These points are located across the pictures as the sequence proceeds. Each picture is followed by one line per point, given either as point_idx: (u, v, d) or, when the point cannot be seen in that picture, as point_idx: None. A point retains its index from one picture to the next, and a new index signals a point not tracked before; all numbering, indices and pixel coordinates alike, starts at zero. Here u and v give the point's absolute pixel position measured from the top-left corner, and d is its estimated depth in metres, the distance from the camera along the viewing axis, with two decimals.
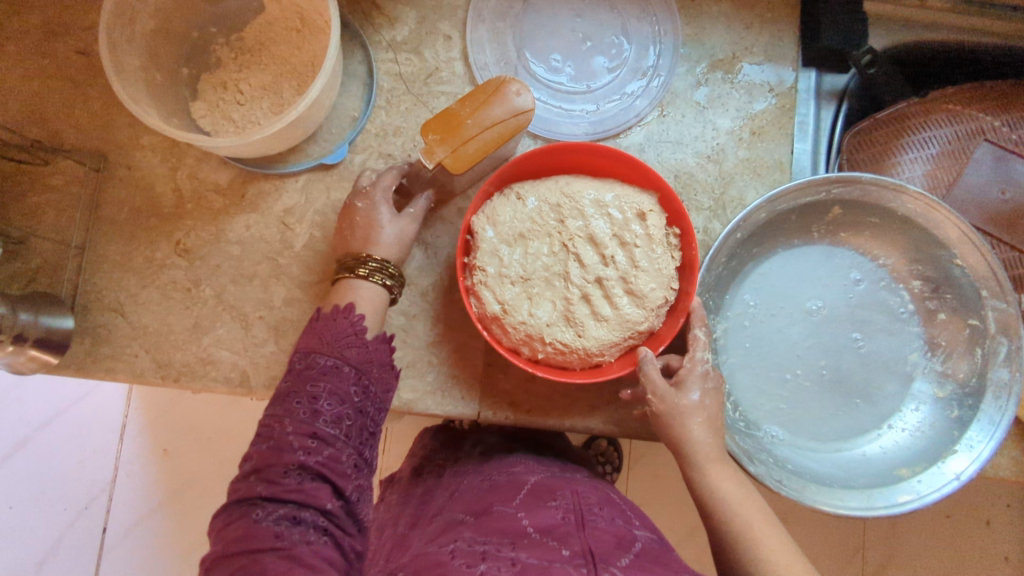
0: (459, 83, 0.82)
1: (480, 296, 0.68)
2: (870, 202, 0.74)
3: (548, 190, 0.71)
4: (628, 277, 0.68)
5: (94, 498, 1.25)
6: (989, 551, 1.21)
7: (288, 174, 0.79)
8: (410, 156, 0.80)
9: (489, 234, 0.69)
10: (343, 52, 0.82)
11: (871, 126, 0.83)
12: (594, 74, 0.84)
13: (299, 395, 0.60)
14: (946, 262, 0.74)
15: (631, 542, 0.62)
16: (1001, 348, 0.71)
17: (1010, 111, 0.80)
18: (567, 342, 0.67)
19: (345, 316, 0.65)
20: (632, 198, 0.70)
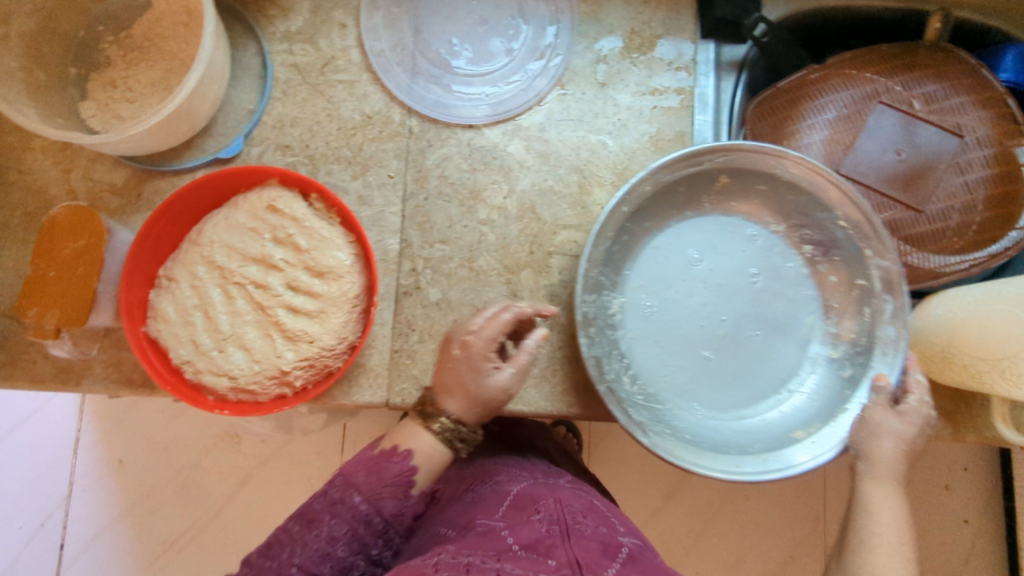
0: (355, 71, 0.81)
1: (211, 380, 0.71)
2: (757, 168, 0.75)
3: (188, 258, 0.73)
4: (293, 278, 0.72)
5: (49, 515, 1.24)
6: (949, 511, 1.22)
7: (183, 170, 0.78)
8: (307, 147, 0.80)
9: (171, 321, 0.71)
10: (237, 45, 0.81)
11: (771, 95, 0.82)
12: (492, 56, 0.84)
13: (297, 529, 0.69)
14: (830, 224, 0.76)
15: (617, 548, 0.65)
16: (887, 307, 0.72)
17: (907, 72, 0.81)
18: (309, 354, 0.71)
19: (386, 459, 0.71)
20: (257, 201, 0.73)
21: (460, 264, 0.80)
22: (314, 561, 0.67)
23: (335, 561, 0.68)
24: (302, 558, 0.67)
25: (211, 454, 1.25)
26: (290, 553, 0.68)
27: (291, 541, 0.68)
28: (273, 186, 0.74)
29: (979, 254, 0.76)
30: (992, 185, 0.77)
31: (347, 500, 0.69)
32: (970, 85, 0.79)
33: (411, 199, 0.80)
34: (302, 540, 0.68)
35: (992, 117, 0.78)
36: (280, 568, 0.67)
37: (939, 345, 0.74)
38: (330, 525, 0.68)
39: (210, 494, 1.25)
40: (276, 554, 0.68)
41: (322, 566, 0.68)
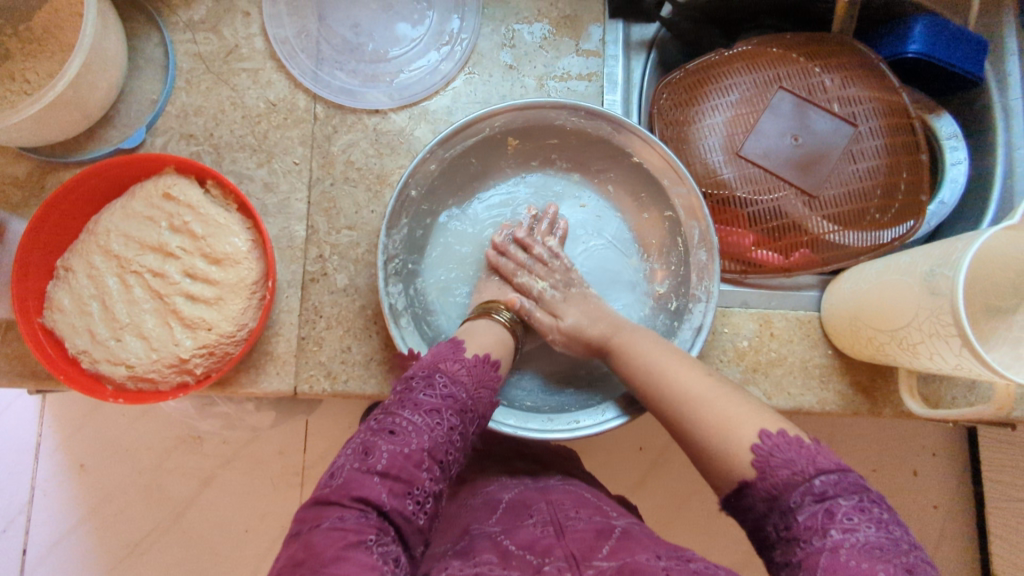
0: (260, 59, 0.81)
1: (106, 370, 0.70)
2: (540, 125, 0.80)
3: (84, 249, 0.72)
4: (190, 265, 0.72)
5: (11, 520, 1.14)
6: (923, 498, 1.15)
7: (86, 161, 0.78)
8: (212, 136, 0.80)
9: (65, 311, 0.71)
10: (140, 35, 0.80)
11: (681, 77, 0.85)
12: (397, 41, 0.85)
13: (417, 418, 0.58)
14: (636, 163, 0.80)
15: (610, 529, 0.61)
16: (695, 230, 0.77)
17: (808, 60, 0.84)
18: (207, 342, 0.70)
19: (474, 362, 0.66)
20: (152, 188, 0.73)
21: (367, 249, 0.79)
22: (424, 460, 0.57)
23: (453, 448, 0.60)
24: (432, 442, 0.58)
25: (174, 456, 1.15)
26: (418, 438, 0.57)
27: (410, 428, 0.58)
28: (170, 173, 0.73)
29: (862, 242, 0.81)
30: (880, 176, 0.81)
31: (454, 393, 0.62)
32: (867, 79, 0.82)
33: (317, 185, 0.80)
34: (404, 438, 0.57)
35: (885, 110, 0.82)
36: (411, 454, 0.56)
37: (846, 318, 0.75)
38: (451, 413, 0.60)
39: (173, 497, 1.15)
40: (384, 448, 0.56)
41: (446, 452, 0.59)
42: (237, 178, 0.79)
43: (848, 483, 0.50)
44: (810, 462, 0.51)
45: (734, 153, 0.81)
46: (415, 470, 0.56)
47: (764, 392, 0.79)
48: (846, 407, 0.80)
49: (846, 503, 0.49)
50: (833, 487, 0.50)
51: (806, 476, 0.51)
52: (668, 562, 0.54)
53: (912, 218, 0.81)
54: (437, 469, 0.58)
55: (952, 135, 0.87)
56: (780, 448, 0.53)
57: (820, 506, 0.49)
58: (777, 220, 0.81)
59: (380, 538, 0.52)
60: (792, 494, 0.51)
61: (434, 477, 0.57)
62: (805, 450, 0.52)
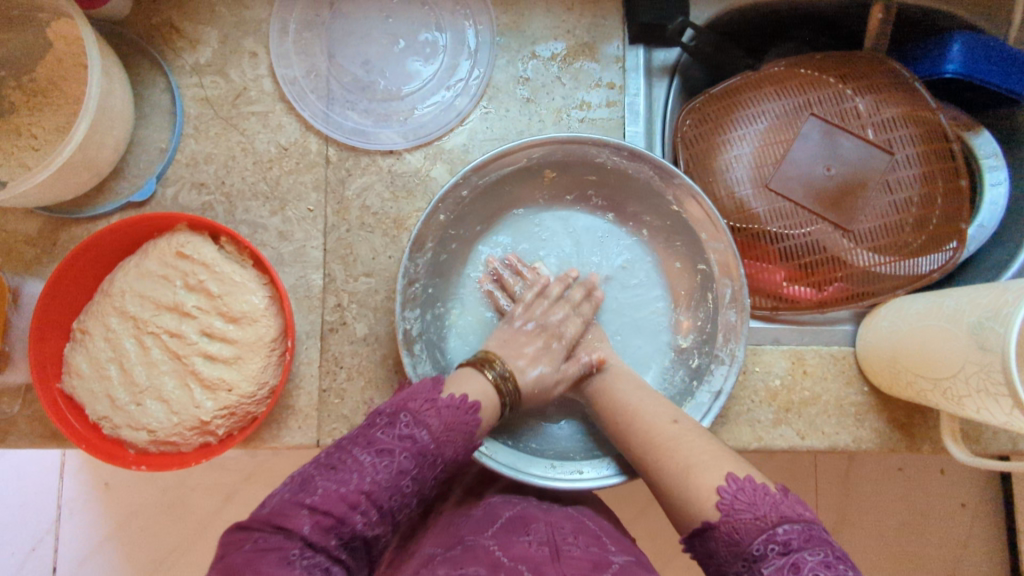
0: (269, 101, 0.78)
1: (126, 436, 0.69)
2: (578, 159, 0.76)
3: (100, 310, 0.71)
4: (208, 324, 0.70)
5: (40, 539, 1.14)
6: (947, 505, 1.14)
7: (98, 216, 0.76)
8: (223, 184, 0.77)
9: (84, 378, 0.70)
10: (145, 80, 0.78)
11: (706, 103, 0.81)
12: (409, 76, 0.82)
13: (365, 458, 0.55)
14: (672, 209, 0.77)
15: (609, 564, 0.58)
16: (727, 290, 0.74)
17: (841, 82, 0.80)
18: (228, 403, 0.69)
19: (451, 404, 0.60)
20: (166, 246, 0.71)
21: (386, 296, 0.77)
22: (361, 502, 0.53)
23: (399, 494, 0.56)
24: (372, 484, 0.54)
25: (197, 472, 1.14)
26: (358, 479, 0.54)
27: (353, 468, 0.54)
28: (184, 231, 0.71)
29: (900, 274, 0.78)
30: (918, 205, 0.77)
31: (416, 436, 0.57)
32: (903, 101, 0.78)
33: (332, 232, 0.78)
34: (344, 477, 0.53)
35: (922, 135, 0.78)
36: (348, 492, 0.53)
37: (885, 359, 0.72)
38: (403, 457, 0.56)
39: (197, 516, 1.14)
40: (320, 484, 0.53)
41: (389, 497, 0.55)
42: (251, 227, 0.77)
43: (813, 535, 0.48)
44: (773, 509, 0.50)
45: (764, 185, 0.78)
46: (347, 510, 0.52)
47: (798, 431, 0.77)
48: (884, 445, 0.77)
49: (812, 558, 0.47)
50: (797, 538, 0.48)
51: (769, 523, 0.49)
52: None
53: (951, 244, 0.78)
54: (375, 513, 0.54)
55: (991, 154, 0.84)
56: (745, 493, 0.52)
57: (785, 559, 0.47)
58: (811, 255, 0.77)
59: (307, 554, 0.49)
60: (755, 540, 0.49)
61: (368, 521, 0.54)
62: (769, 497, 0.51)
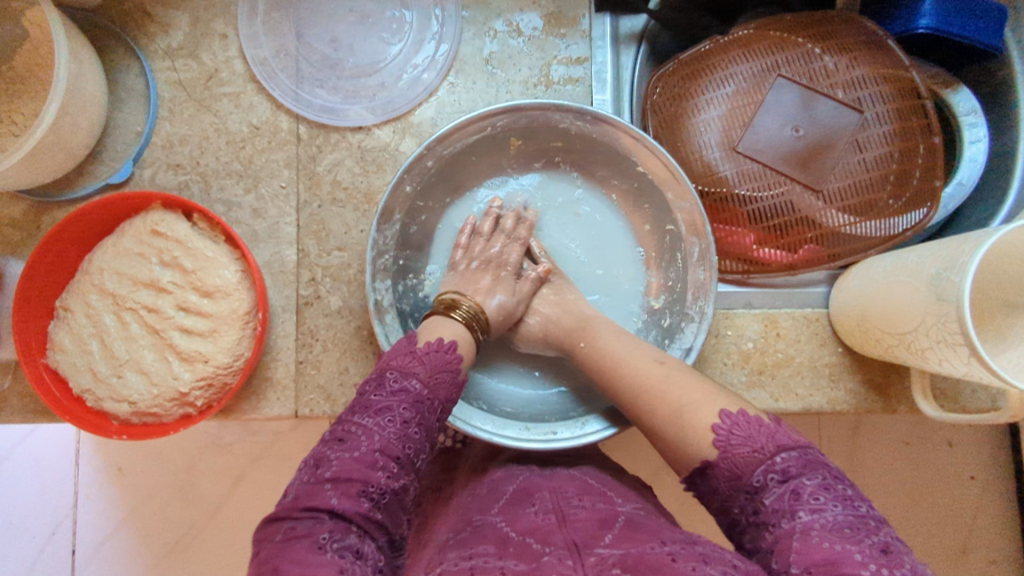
0: (240, 82, 0.80)
1: (109, 409, 0.71)
2: (543, 126, 0.77)
3: (81, 289, 0.73)
4: (183, 298, 0.72)
5: (59, 523, 1.18)
6: (950, 470, 1.13)
7: (79, 199, 0.78)
8: (198, 164, 0.79)
9: (67, 354, 0.72)
10: (119, 66, 0.80)
11: (675, 68, 0.81)
12: (378, 53, 0.83)
13: (367, 420, 0.55)
14: (639, 170, 0.77)
15: (614, 518, 0.57)
16: (694, 247, 0.74)
17: (812, 41, 0.79)
18: (204, 375, 0.71)
19: (430, 349, 0.62)
20: (141, 224, 0.73)
21: (359, 270, 0.78)
22: (378, 460, 0.53)
23: (412, 443, 0.56)
24: (384, 441, 0.54)
25: (203, 456, 1.17)
26: (368, 440, 0.54)
27: (359, 433, 0.55)
28: (157, 209, 0.73)
29: (872, 235, 0.78)
30: (891, 164, 0.77)
31: (408, 386, 0.58)
32: (873, 58, 0.78)
33: (305, 208, 0.79)
34: (354, 443, 0.54)
35: (893, 92, 0.77)
36: (361, 456, 0.53)
37: (855, 319, 0.71)
38: (402, 407, 0.56)
39: (205, 497, 1.17)
40: (333, 457, 0.53)
41: (403, 447, 0.55)
42: (226, 205, 0.79)
43: (809, 460, 0.51)
44: (769, 439, 0.52)
45: (731, 149, 0.78)
46: (367, 471, 0.52)
47: (772, 394, 0.77)
48: (859, 405, 0.77)
49: (810, 482, 0.49)
50: (795, 465, 0.50)
51: (767, 455, 0.51)
52: (672, 547, 0.50)
53: (926, 204, 0.78)
54: (394, 465, 0.54)
55: (970, 111, 0.82)
56: (740, 427, 0.54)
57: (784, 487, 0.49)
58: (781, 217, 0.77)
59: (337, 536, 0.49)
60: (754, 472, 0.51)
61: (391, 474, 0.54)
62: (764, 428, 0.53)
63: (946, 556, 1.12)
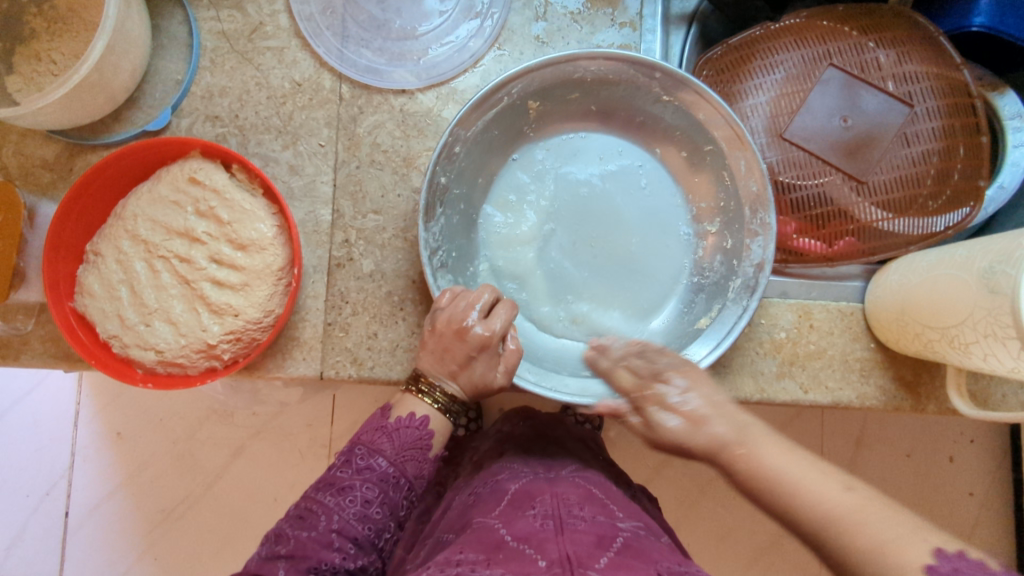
0: (285, 37, 0.79)
1: (134, 359, 0.70)
2: (560, 80, 0.76)
3: (113, 233, 0.72)
4: (215, 251, 0.71)
5: (55, 484, 1.16)
6: (957, 486, 1.12)
7: (113, 144, 0.77)
8: (237, 117, 0.78)
9: (94, 298, 0.71)
10: (163, 13, 0.79)
11: (723, 53, 0.80)
12: (425, 16, 0.83)
13: (330, 500, 0.64)
14: (664, 103, 0.77)
15: (612, 538, 0.55)
16: (741, 162, 0.73)
17: (861, 34, 0.78)
18: (234, 329, 0.70)
19: (400, 425, 0.68)
20: (178, 171, 0.72)
21: (393, 234, 0.77)
22: (334, 540, 0.62)
23: (370, 522, 0.65)
24: (342, 521, 0.63)
25: (209, 424, 1.16)
26: (327, 519, 0.63)
27: (320, 512, 0.63)
28: (196, 157, 0.73)
29: (913, 231, 0.77)
30: (935, 160, 0.76)
31: (373, 464, 0.67)
32: (925, 55, 0.77)
33: (342, 168, 0.78)
34: (312, 521, 0.63)
35: (943, 89, 0.76)
36: (320, 535, 0.62)
37: (893, 313, 0.71)
38: (363, 488, 0.65)
39: (206, 467, 1.16)
40: (293, 533, 0.62)
41: (359, 527, 0.64)
42: (262, 160, 0.78)
43: None
44: None
45: (777, 135, 0.78)
46: (321, 549, 0.61)
47: (801, 385, 0.76)
48: (888, 402, 0.76)
49: None
50: None
51: None
52: None
53: (967, 205, 0.76)
54: (349, 547, 0.62)
55: (1015, 115, 0.81)
56: None
57: None
58: (821, 207, 0.77)
59: None
60: None
61: (346, 555, 0.62)
62: None
63: None
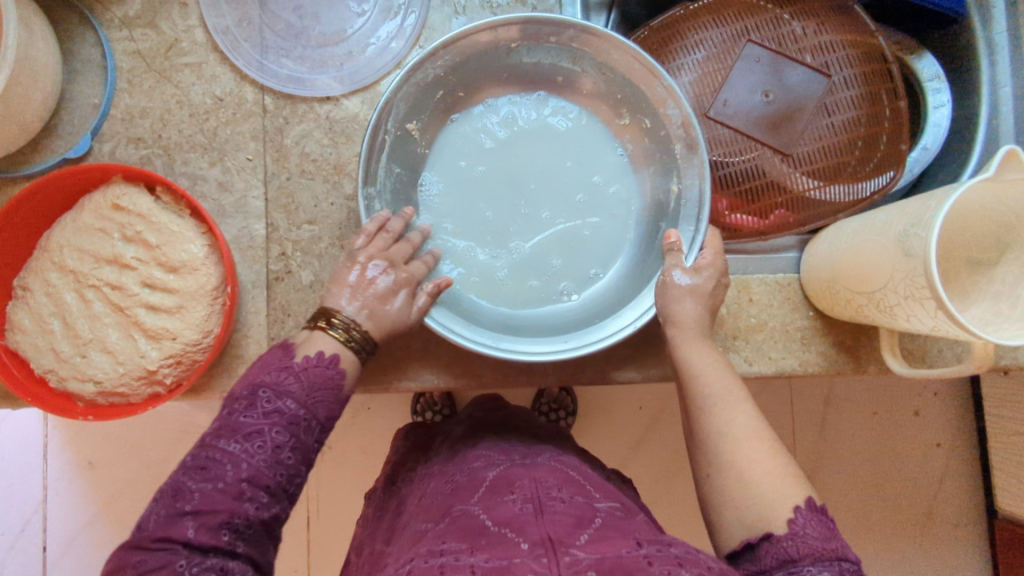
0: (202, 52, 0.78)
1: (72, 391, 0.69)
2: (420, 91, 0.73)
3: (40, 267, 0.71)
4: (146, 275, 0.70)
5: (27, 521, 1.14)
6: (919, 439, 1.15)
7: (35, 175, 0.75)
8: (160, 138, 0.77)
9: (26, 334, 0.70)
10: (75, 37, 0.77)
11: (647, 36, 0.81)
12: (344, 21, 0.82)
13: (233, 446, 0.54)
14: (508, 51, 0.74)
15: (592, 517, 0.55)
16: (608, 48, 0.71)
17: (781, 6, 0.79)
18: (173, 352, 0.69)
19: (308, 364, 0.60)
20: (102, 198, 0.71)
21: (330, 243, 0.77)
22: (244, 491, 0.53)
23: (283, 468, 0.56)
24: (252, 469, 0.54)
25: (176, 447, 1.15)
26: (233, 469, 0.53)
27: (224, 460, 0.54)
28: (118, 182, 0.71)
29: (840, 199, 0.79)
30: (858, 128, 0.77)
31: (283, 407, 0.57)
32: (840, 24, 0.78)
33: (272, 180, 0.77)
34: (217, 472, 0.53)
35: (861, 57, 0.78)
36: (228, 486, 0.53)
37: (824, 281, 0.72)
38: (273, 432, 0.55)
39: None
40: (192, 488, 0.52)
41: (272, 476, 0.55)
42: (190, 179, 0.77)
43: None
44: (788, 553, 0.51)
45: (702, 115, 0.78)
46: (231, 502, 0.52)
47: (746, 358, 0.77)
48: (831, 367, 0.78)
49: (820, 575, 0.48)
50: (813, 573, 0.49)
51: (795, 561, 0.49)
52: (648, 551, 0.50)
53: (891, 169, 0.79)
54: (263, 495, 0.54)
55: (934, 76, 0.83)
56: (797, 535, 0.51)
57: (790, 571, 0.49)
58: (752, 181, 0.78)
59: (195, 559, 0.51)
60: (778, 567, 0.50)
61: (260, 505, 0.54)
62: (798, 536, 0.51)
63: (913, 529, 1.14)
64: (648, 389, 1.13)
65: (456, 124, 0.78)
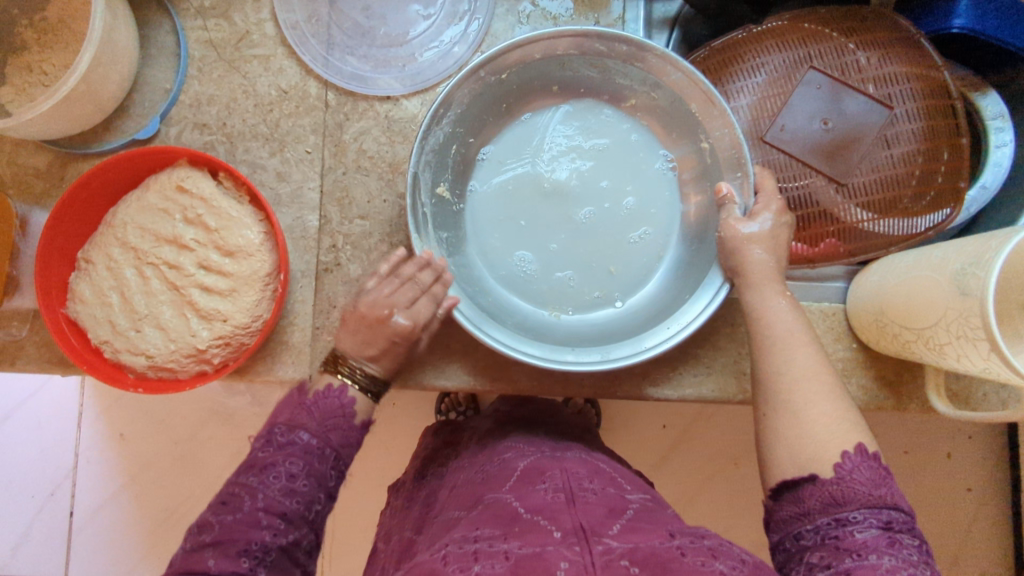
0: (271, 45, 0.80)
1: (124, 363, 0.71)
2: (437, 159, 0.74)
3: (103, 242, 0.74)
4: (204, 257, 0.72)
5: (59, 485, 1.18)
6: (951, 483, 1.13)
7: (104, 152, 0.78)
8: (224, 125, 0.79)
9: (85, 304, 0.72)
10: (152, 23, 0.80)
11: (708, 55, 0.81)
12: (409, 23, 0.84)
13: (252, 479, 0.57)
14: (501, 82, 0.74)
15: (623, 509, 0.55)
16: (598, 43, 0.72)
17: (846, 35, 0.79)
18: (223, 334, 0.71)
19: (316, 399, 0.63)
20: (167, 179, 0.73)
21: (380, 239, 0.78)
22: (261, 518, 0.55)
23: (300, 496, 0.58)
24: (268, 499, 0.56)
25: (208, 426, 1.18)
26: (252, 499, 0.56)
27: (243, 493, 0.56)
28: (184, 166, 0.74)
29: (893, 232, 0.78)
30: (916, 162, 0.77)
31: (296, 439, 0.60)
32: (905, 55, 0.77)
33: (328, 175, 0.79)
34: (236, 504, 0.56)
35: (924, 89, 0.77)
36: (247, 515, 0.55)
37: (871, 315, 0.72)
38: (286, 463, 0.58)
39: (206, 468, 1.18)
40: (216, 519, 0.55)
41: (292, 504, 0.57)
42: (250, 167, 0.79)
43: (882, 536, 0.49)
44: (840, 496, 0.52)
45: (758, 138, 0.78)
46: (249, 530, 0.54)
47: None
48: (871, 402, 0.77)
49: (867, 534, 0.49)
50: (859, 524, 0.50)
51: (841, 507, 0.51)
52: (681, 542, 0.50)
53: (948, 206, 0.78)
54: (279, 522, 0.56)
55: (997, 116, 0.82)
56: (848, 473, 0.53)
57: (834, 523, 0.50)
58: (803, 209, 0.78)
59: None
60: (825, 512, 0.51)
61: (277, 531, 0.56)
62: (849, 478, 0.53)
63: None
64: (676, 408, 1.12)
65: (477, 179, 0.78)
